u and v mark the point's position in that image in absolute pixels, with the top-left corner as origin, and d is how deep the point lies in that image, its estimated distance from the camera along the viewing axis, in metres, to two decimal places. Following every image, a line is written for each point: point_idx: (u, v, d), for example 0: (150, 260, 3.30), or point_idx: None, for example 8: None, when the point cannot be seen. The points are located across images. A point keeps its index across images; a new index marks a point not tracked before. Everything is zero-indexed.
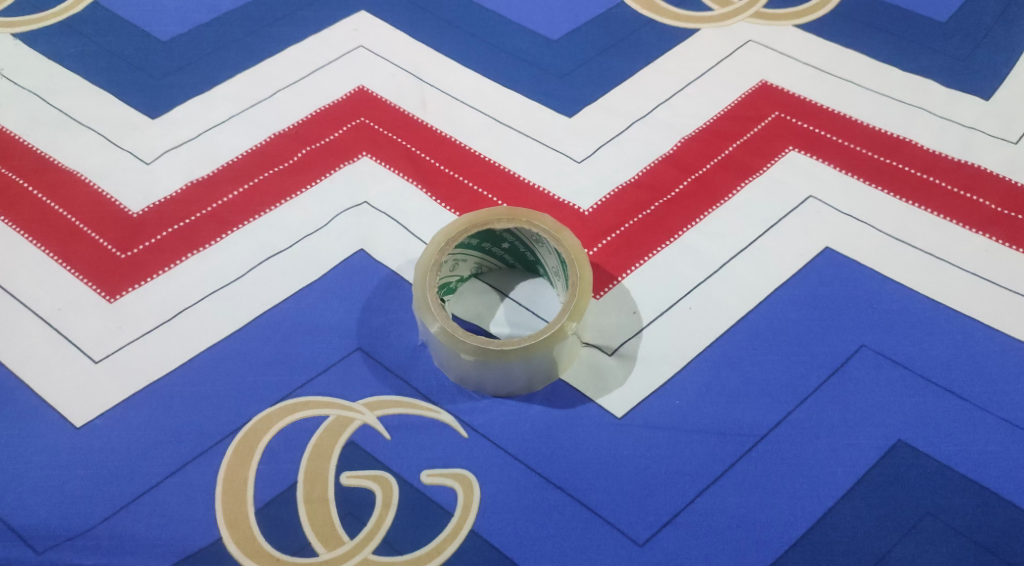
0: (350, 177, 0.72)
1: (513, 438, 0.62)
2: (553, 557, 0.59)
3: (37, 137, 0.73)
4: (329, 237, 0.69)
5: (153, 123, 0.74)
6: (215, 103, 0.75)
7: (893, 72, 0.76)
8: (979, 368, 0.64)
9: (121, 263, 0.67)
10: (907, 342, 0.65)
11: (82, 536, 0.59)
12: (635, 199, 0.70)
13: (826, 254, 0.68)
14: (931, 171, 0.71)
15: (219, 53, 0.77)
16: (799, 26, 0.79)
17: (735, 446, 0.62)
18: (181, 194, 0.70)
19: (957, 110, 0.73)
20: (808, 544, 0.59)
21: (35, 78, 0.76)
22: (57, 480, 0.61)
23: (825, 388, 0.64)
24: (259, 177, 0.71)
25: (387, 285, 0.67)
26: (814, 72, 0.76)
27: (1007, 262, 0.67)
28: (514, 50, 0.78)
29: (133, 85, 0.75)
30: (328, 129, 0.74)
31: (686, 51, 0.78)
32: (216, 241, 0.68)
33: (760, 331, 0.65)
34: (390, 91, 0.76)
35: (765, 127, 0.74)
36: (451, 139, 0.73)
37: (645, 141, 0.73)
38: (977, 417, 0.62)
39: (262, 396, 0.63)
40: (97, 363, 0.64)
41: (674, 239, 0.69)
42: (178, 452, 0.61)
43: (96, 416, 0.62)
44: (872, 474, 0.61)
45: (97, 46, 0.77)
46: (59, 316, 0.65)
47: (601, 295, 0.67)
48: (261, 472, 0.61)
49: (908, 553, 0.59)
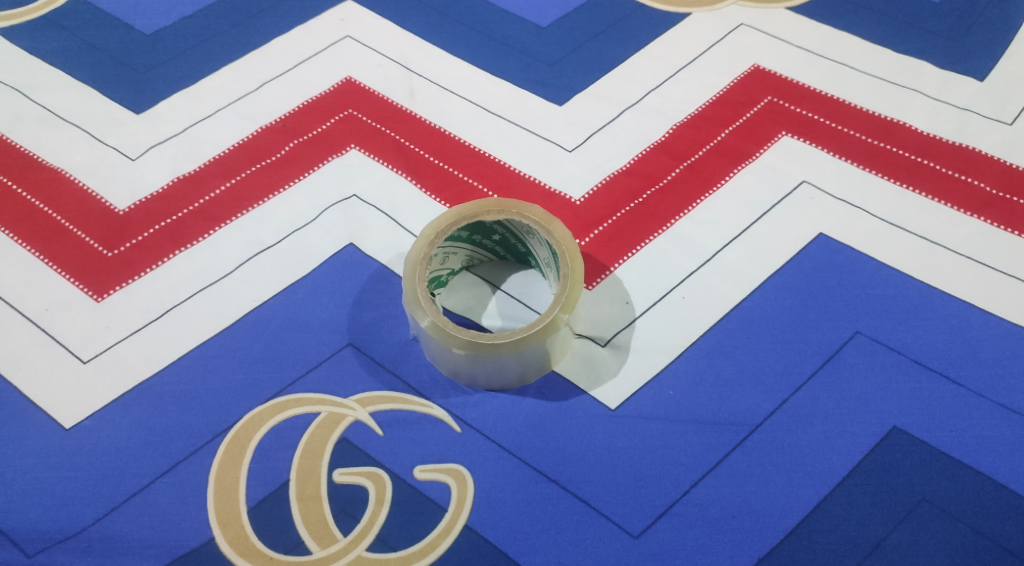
0: (339, 171, 0.71)
1: (506, 432, 0.62)
2: (547, 550, 0.59)
3: (22, 135, 0.73)
4: (319, 232, 0.69)
5: (137, 118, 0.74)
6: (201, 97, 0.74)
7: (886, 54, 0.75)
8: (973, 352, 0.63)
9: (108, 261, 0.67)
10: (902, 328, 0.64)
11: (74, 538, 0.59)
12: (627, 188, 0.70)
13: (820, 240, 0.68)
14: (926, 153, 0.70)
15: (204, 46, 0.77)
16: (790, 8, 0.78)
17: (730, 436, 0.61)
18: (167, 190, 0.70)
19: (952, 91, 0.73)
20: (802, 533, 0.59)
21: (18, 75, 0.76)
22: (47, 482, 0.61)
23: (820, 375, 0.63)
24: (246, 172, 0.71)
25: (377, 280, 0.67)
26: (806, 55, 0.76)
27: (1003, 245, 0.67)
28: (503, 37, 0.77)
29: (118, 80, 0.75)
30: (317, 121, 0.74)
31: (677, 36, 0.77)
32: (204, 237, 0.68)
33: (753, 319, 0.65)
34: (378, 82, 0.75)
35: (757, 112, 0.73)
36: (438, 130, 0.73)
37: (637, 129, 0.72)
38: (973, 403, 0.62)
39: (252, 394, 0.63)
40: (86, 363, 0.64)
41: (666, 228, 0.68)
42: (168, 452, 0.61)
43: (85, 417, 0.63)
44: (867, 461, 0.60)
45: (79, 41, 0.77)
46: (46, 317, 0.66)
47: (594, 286, 0.66)
48: (253, 471, 0.61)
49: (905, 540, 0.58)
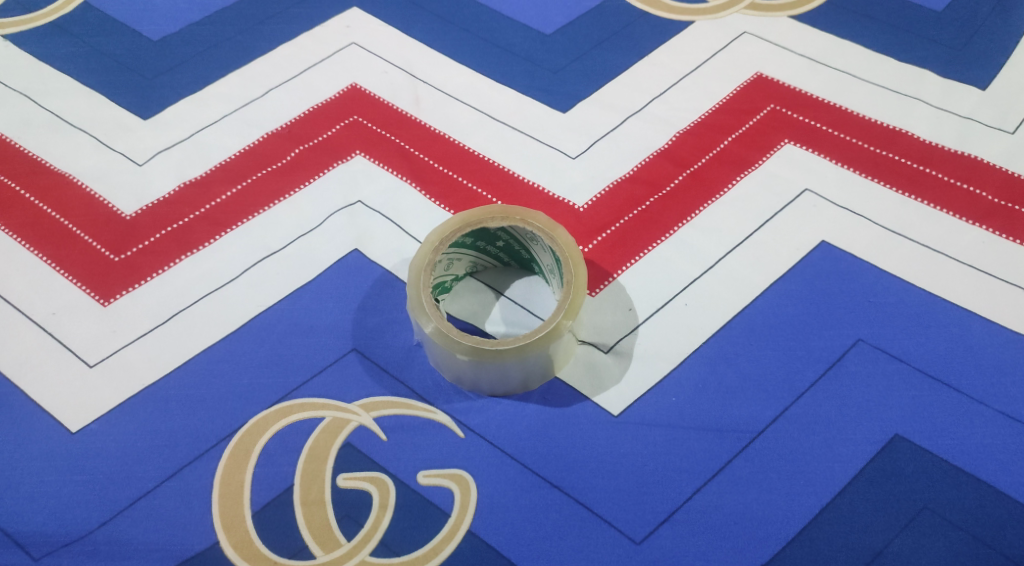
0: (345, 177, 0.72)
1: (509, 438, 0.62)
2: (549, 555, 0.59)
3: (30, 141, 0.74)
4: (324, 238, 0.69)
5: (144, 123, 0.74)
6: (208, 103, 0.75)
7: (889, 62, 0.75)
8: (975, 361, 0.64)
9: (115, 265, 0.68)
10: (904, 336, 0.65)
11: (80, 541, 0.60)
12: (630, 195, 0.70)
13: (822, 247, 0.68)
14: (928, 162, 0.71)
15: (211, 52, 0.77)
16: (794, 16, 0.78)
17: (732, 442, 0.62)
18: (174, 195, 0.71)
19: (954, 100, 0.73)
20: (803, 540, 0.59)
21: (26, 80, 0.76)
22: (53, 485, 0.61)
23: (822, 383, 0.63)
24: (251, 178, 0.72)
25: (382, 286, 0.67)
26: (809, 64, 0.76)
27: (1004, 254, 0.67)
28: (508, 45, 0.77)
29: (125, 85, 0.76)
30: (323, 127, 0.74)
31: (681, 44, 0.77)
32: (210, 242, 0.69)
33: (755, 326, 0.65)
34: (383, 88, 0.76)
35: (760, 120, 0.73)
36: (443, 137, 0.73)
37: (640, 136, 0.73)
38: (974, 410, 0.62)
39: (257, 399, 0.63)
40: (93, 367, 0.64)
41: (669, 235, 0.68)
42: (174, 456, 0.62)
43: (91, 421, 0.63)
44: (868, 468, 0.61)
45: (87, 47, 0.78)
46: (54, 321, 0.66)
47: (597, 292, 0.67)
48: (258, 475, 0.61)
49: (906, 548, 0.59)
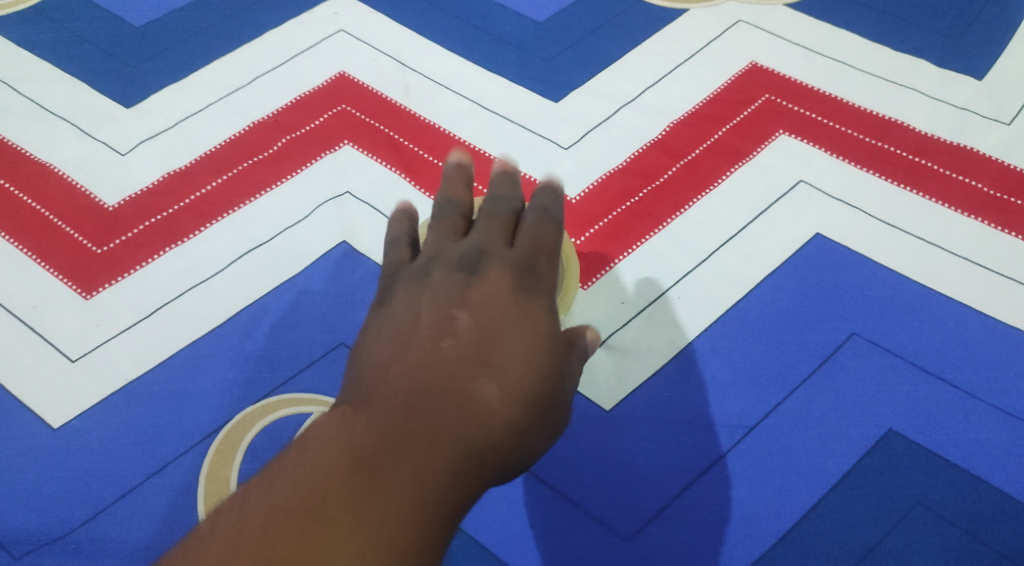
0: (333, 167, 0.71)
1: None
2: (538, 553, 0.58)
3: (10, 129, 0.72)
4: (311, 229, 0.68)
5: (127, 112, 0.73)
6: (193, 91, 0.73)
7: (884, 52, 0.75)
8: (970, 355, 0.63)
9: (97, 258, 0.67)
10: (898, 330, 0.64)
11: (61, 540, 0.58)
12: (623, 186, 0.69)
13: (817, 240, 0.67)
14: (924, 153, 0.70)
15: (196, 39, 0.76)
16: (788, 5, 0.78)
17: (724, 438, 0.61)
18: (158, 186, 0.69)
19: (950, 90, 0.72)
20: (796, 536, 0.58)
21: (6, 68, 0.75)
22: (33, 483, 0.60)
23: (815, 377, 0.62)
24: (237, 168, 0.70)
25: (370, 278, 0.66)
26: (804, 53, 0.75)
27: (1000, 246, 0.66)
28: (499, 33, 0.76)
29: (107, 73, 0.74)
30: (311, 116, 0.73)
31: (675, 32, 0.76)
32: (194, 234, 0.68)
33: (748, 319, 0.64)
34: (372, 76, 0.75)
35: (754, 110, 0.72)
36: (432, 126, 0.72)
37: (633, 126, 0.72)
38: (969, 405, 0.62)
39: (243, 394, 0.62)
40: (75, 362, 0.63)
41: (662, 227, 0.68)
42: (158, 452, 0.61)
43: (74, 417, 0.62)
44: (861, 463, 0.60)
45: (68, 33, 0.76)
46: (35, 314, 0.65)
47: (590, 285, 0.66)
48: (244, 471, 0.60)
49: (899, 545, 0.58)
